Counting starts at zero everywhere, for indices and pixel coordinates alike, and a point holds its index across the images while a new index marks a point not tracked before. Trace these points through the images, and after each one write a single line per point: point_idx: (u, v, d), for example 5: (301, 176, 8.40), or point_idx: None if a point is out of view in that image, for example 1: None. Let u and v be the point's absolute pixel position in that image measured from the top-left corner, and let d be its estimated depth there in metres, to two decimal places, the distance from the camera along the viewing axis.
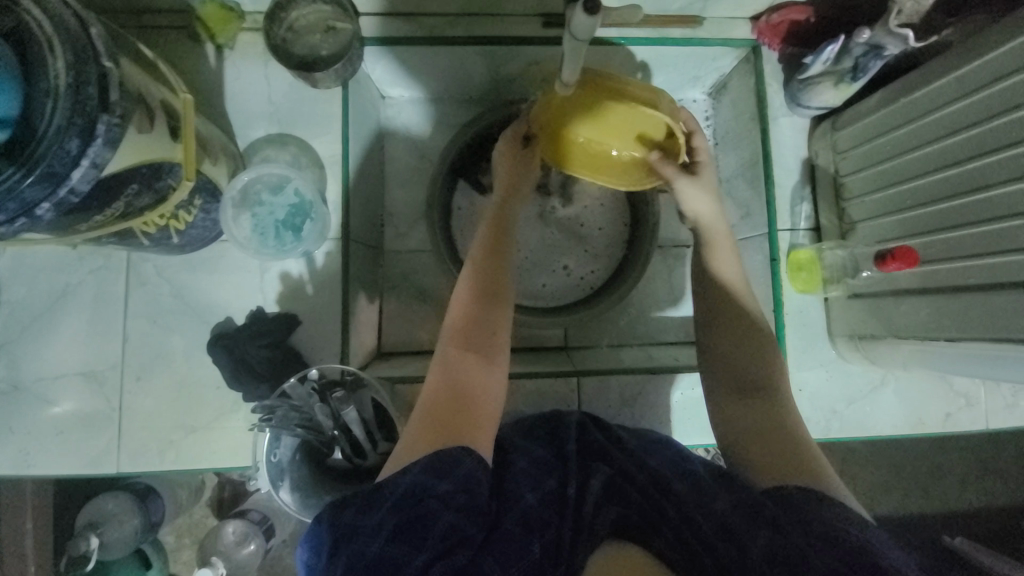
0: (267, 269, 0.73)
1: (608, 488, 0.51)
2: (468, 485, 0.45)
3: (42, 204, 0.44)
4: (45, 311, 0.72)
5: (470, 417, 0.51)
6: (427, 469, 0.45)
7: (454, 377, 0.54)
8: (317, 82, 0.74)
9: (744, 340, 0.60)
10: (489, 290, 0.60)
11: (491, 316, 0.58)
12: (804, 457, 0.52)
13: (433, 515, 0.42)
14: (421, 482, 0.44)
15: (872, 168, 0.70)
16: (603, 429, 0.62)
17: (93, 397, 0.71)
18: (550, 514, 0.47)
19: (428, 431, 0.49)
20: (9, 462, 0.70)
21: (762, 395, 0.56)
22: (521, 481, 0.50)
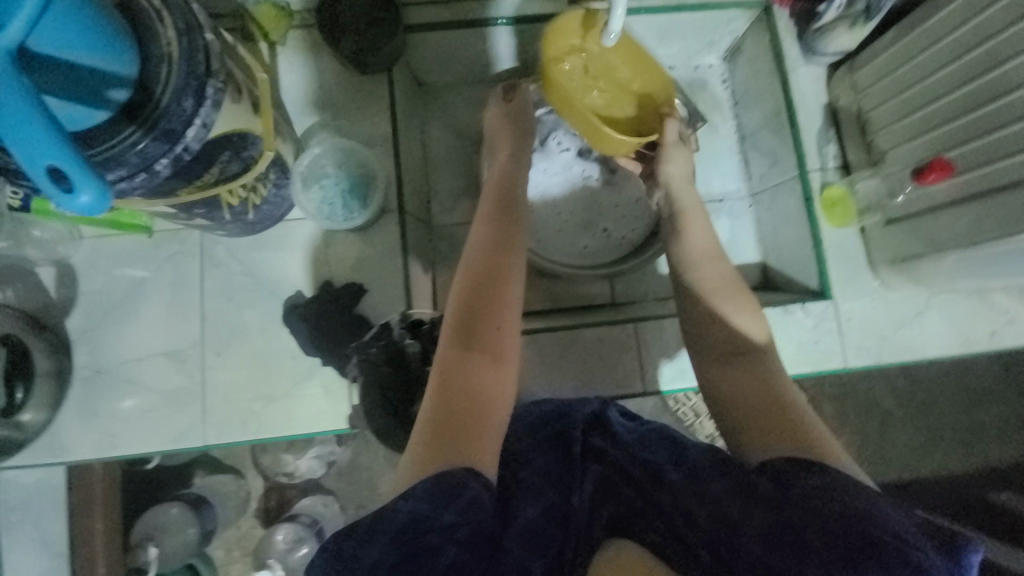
0: (331, 243, 0.77)
1: (601, 486, 0.51)
2: (474, 512, 0.43)
3: (161, 159, 0.48)
4: (122, 299, 0.75)
5: (474, 425, 0.49)
6: (428, 494, 0.43)
7: (459, 382, 0.51)
8: (366, 68, 0.79)
9: (731, 306, 0.59)
10: (491, 289, 0.56)
11: (494, 317, 0.55)
12: (803, 430, 0.49)
13: (436, 549, 0.41)
14: (422, 514, 0.42)
15: (897, 98, 0.74)
16: (601, 425, 0.58)
17: (176, 375, 0.74)
18: (552, 529, 0.48)
19: (430, 445, 0.47)
20: (96, 445, 0.73)
21: (745, 368, 0.55)
22: (525, 495, 0.50)
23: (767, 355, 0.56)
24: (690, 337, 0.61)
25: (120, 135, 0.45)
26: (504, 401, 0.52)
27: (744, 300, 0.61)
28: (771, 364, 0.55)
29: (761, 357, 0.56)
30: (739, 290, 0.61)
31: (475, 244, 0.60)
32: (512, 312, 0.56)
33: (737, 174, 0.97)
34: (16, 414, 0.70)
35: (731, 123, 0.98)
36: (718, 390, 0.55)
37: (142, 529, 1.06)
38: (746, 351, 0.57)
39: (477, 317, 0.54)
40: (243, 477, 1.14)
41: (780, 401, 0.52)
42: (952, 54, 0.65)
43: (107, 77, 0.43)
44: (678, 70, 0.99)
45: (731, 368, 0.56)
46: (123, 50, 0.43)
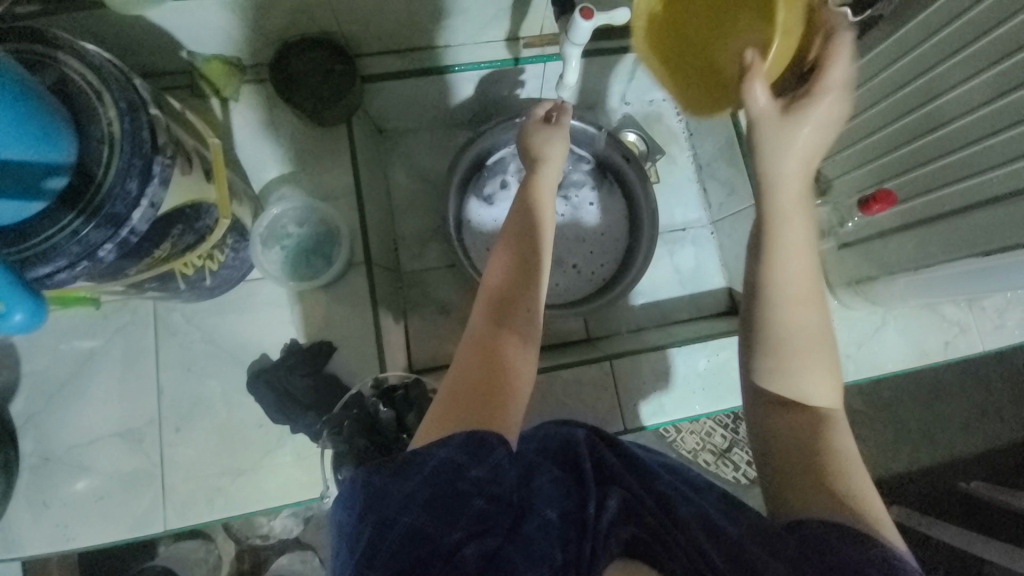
0: (296, 302, 0.74)
1: (624, 506, 0.45)
2: (501, 478, 0.40)
3: (104, 245, 0.45)
4: (69, 378, 0.70)
5: (501, 392, 0.46)
6: (462, 445, 0.41)
7: (487, 348, 0.50)
8: (324, 120, 0.78)
9: (808, 361, 0.50)
10: (520, 272, 0.55)
11: (523, 298, 0.54)
12: (853, 496, 0.44)
13: (462, 500, 0.38)
14: (457, 459, 0.39)
15: (839, 130, 0.79)
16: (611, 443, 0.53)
17: (132, 456, 0.69)
18: (571, 535, 0.40)
19: (454, 408, 0.45)
20: (44, 540, 0.67)
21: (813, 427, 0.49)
22: (541, 492, 0.43)
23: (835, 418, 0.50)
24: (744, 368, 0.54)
25: (60, 223, 0.42)
26: (528, 378, 0.50)
27: (823, 359, 0.51)
28: (838, 429, 0.49)
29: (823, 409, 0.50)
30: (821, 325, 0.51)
31: (505, 233, 0.60)
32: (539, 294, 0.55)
33: (698, 201, 1.00)
34: None
35: (687, 153, 1.02)
36: (766, 435, 0.51)
37: None
38: (806, 403, 0.50)
39: (503, 297, 0.54)
40: (212, 541, 1.08)
41: (827, 453, 0.47)
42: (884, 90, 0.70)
43: (43, 168, 0.41)
44: (633, 106, 1.02)
45: (785, 417, 0.50)
46: (60, 136, 0.41)
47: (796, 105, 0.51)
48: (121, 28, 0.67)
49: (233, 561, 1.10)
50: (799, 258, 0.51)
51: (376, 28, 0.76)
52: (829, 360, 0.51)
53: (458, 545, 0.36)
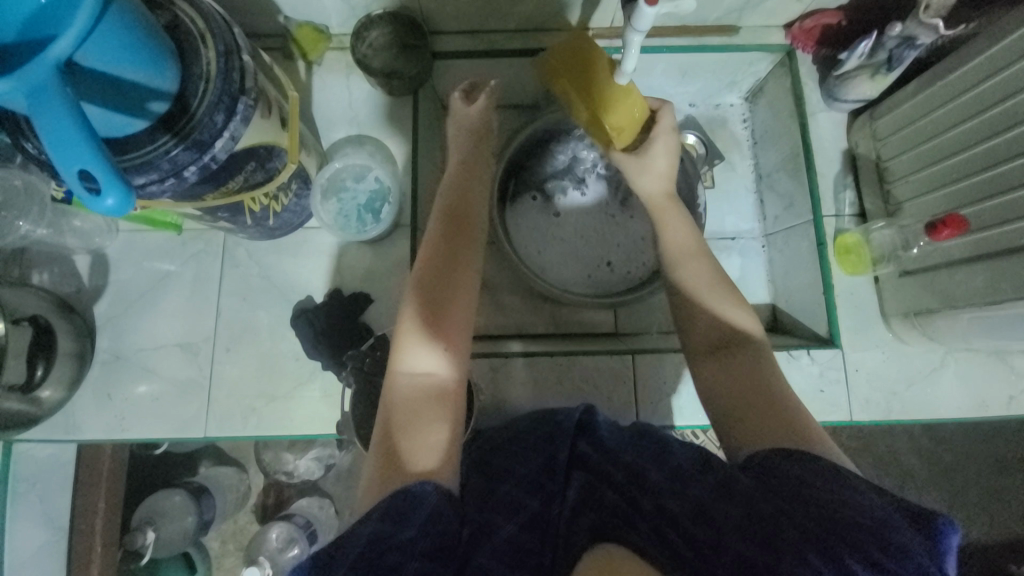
0: (344, 254, 0.81)
1: (583, 493, 0.50)
2: (432, 526, 0.42)
3: (190, 166, 0.52)
4: (147, 290, 0.80)
5: (424, 441, 0.49)
6: (388, 515, 0.42)
7: (406, 401, 0.51)
8: (392, 90, 0.84)
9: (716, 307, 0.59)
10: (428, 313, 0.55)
11: (439, 335, 0.54)
12: (791, 420, 0.50)
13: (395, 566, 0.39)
14: (381, 532, 0.41)
15: (917, 148, 0.73)
16: (586, 432, 0.57)
17: (187, 366, 0.78)
18: (533, 540, 0.46)
19: (385, 470, 0.47)
20: (106, 426, 0.77)
21: (736, 360, 0.56)
22: (501, 511, 0.49)
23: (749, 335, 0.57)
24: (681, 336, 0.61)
25: (156, 143, 0.49)
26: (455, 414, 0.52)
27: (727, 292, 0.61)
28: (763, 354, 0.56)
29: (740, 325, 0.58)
30: (702, 260, 0.63)
31: (420, 266, 0.58)
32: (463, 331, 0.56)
33: (752, 211, 0.96)
34: (39, 391, 0.73)
35: (748, 162, 0.98)
36: (711, 390, 0.55)
37: (142, 513, 1.06)
38: (730, 339, 0.57)
39: (423, 344, 0.54)
40: (245, 472, 1.18)
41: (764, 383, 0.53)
42: (975, 104, 0.64)
43: (148, 98, 0.48)
44: (698, 108, 0.99)
45: (714, 366, 0.56)
46: (164, 67, 0.48)
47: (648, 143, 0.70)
48: None
49: (260, 493, 1.19)
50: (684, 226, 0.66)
51: (452, 8, 0.80)
52: (731, 295, 0.60)
53: None
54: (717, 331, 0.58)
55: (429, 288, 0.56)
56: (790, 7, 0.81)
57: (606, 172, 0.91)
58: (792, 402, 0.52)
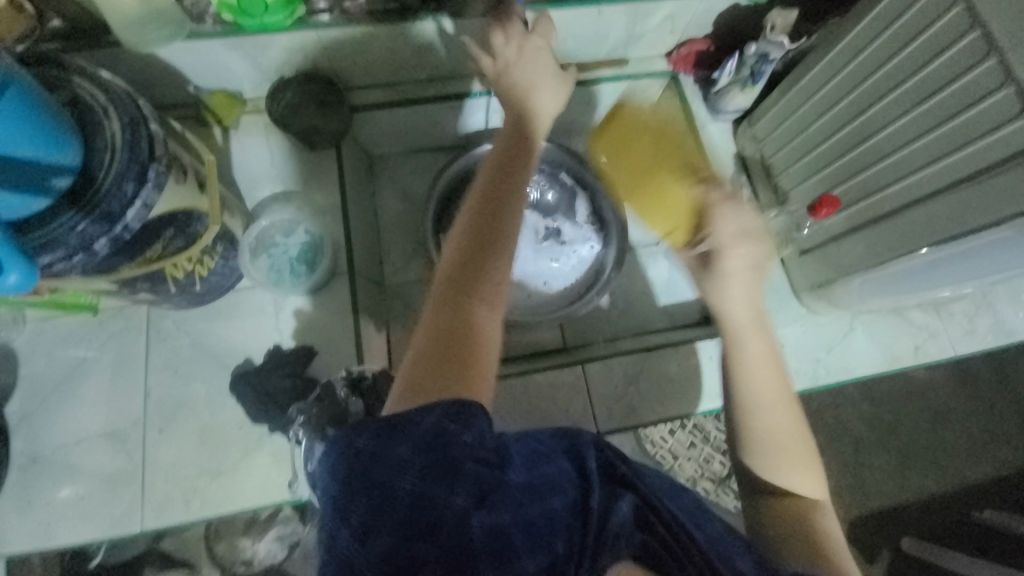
0: (282, 309, 0.79)
1: (633, 514, 0.46)
2: (489, 443, 0.41)
3: (100, 239, 0.51)
4: (63, 380, 0.74)
5: (468, 351, 0.48)
6: (449, 414, 0.40)
7: (455, 305, 0.50)
8: (314, 145, 0.86)
9: (791, 455, 0.56)
10: (487, 219, 0.53)
11: (496, 249, 0.52)
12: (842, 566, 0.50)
13: (457, 469, 0.38)
14: (444, 428, 0.39)
15: (791, 144, 0.84)
16: (621, 453, 0.52)
17: (115, 456, 0.71)
18: (573, 532, 0.42)
19: (427, 369, 0.46)
20: (26, 538, 0.69)
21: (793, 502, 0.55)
22: (546, 484, 0.44)
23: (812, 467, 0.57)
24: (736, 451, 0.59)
25: (61, 219, 0.48)
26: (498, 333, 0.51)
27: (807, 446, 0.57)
28: (826, 516, 0.55)
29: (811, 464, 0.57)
30: (775, 380, 0.58)
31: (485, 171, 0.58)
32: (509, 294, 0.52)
33: None
34: None
35: None
36: (757, 516, 0.56)
37: None
38: (792, 490, 0.56)
39: (464, 286, 0.51)
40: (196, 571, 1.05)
41: (812, 528, 0.54)
42: (841, 96, 0.73)
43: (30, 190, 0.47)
44: None
45: (773, 502, 0.56)
46: (67, 141, 0.47)
47: (710, 262, 0.59)
48: (139, 66, 0.76)
49: None
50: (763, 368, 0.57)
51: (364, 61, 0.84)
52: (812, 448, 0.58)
53: (465, 513, 0.38)
54: (783, 461, 0.56)
55: (482, 231, 0.53)
56: (666, 39, 0.93)
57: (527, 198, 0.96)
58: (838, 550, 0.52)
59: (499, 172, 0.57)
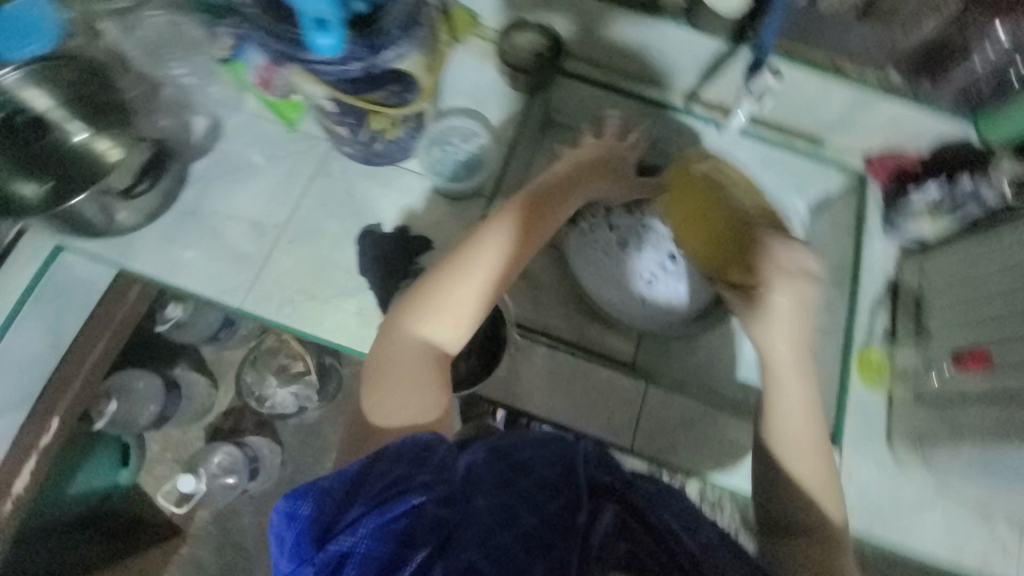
0: (423, 200, 0.87)
1: (616, 523, 0.54)
2: (443, 473, 0.53)
3: (356, 61, 0.62)
4: (243, 166, 0.86)
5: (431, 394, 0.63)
6: (410, 454, 0.53)
7: (419, 366, 0.63)
8: (515, 83, 0.94)
9: (825, 485, 0.62)
10: (463, 301, 0.64)
11: (464, 323, 0.65)
12: None
13: (415, 516, 0.49)
14: (404, 476, 0.51)
15: (959, 290, 0.81)
16: (608, 466, 0.59)
17: (251, 240, 0.83)
18: (554, 537, 0.52)
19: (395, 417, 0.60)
20: (157, 264, 0.82)
21: (806, 545, 0.60)
22: (527, 503, 0.55)
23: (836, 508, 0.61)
24: (761, 496, 0.65)
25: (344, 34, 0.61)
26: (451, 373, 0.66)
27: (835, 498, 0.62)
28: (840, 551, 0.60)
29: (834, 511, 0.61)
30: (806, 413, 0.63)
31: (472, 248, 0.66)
32: (472, 309, 0.64)
33: None
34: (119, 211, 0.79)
35: None
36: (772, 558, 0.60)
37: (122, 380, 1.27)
38: (826, 519, 0.61)
39: (431, 355, 0.64)
40: None
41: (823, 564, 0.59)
42: None
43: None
44: None
45: (787, 538, 0.61)
46: None
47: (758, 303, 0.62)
48: None
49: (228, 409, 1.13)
50: (801, 410, 0.63)
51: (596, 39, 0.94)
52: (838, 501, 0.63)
53: (427, 562, 0.48)
54: (807, 503, 0.62)
55: (450, 310, 0.63)
56: (873, 140, 0.93)
57: None
58: None
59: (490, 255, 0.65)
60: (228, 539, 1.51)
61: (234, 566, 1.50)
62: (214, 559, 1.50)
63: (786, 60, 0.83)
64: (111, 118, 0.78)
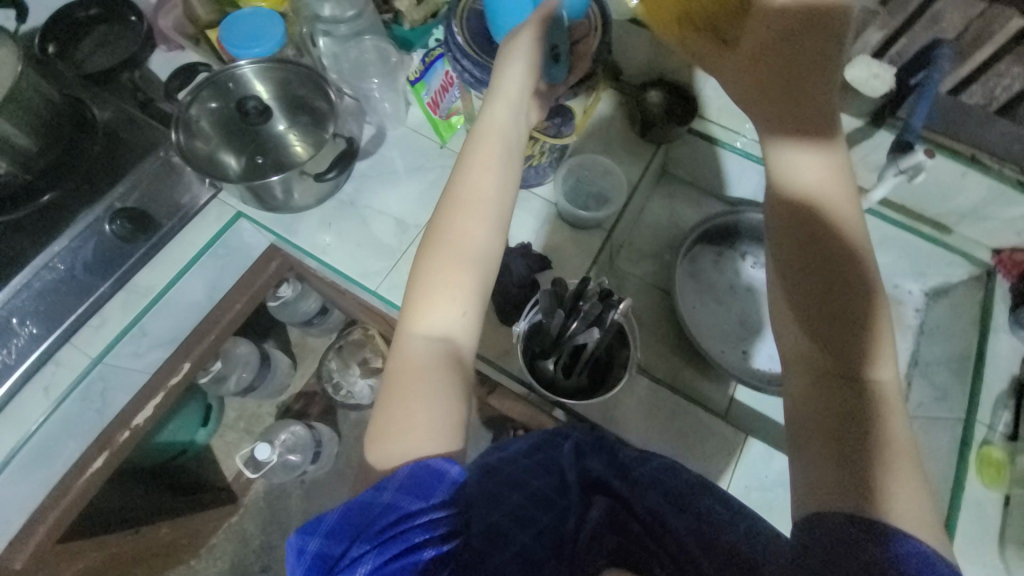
0: (547, 224, 0.94)
1: (608, 518, 0.57)
2: (453, 501, 0.47)
3: (540, 94, 0.75)
4: (396, 170, 0.97)
5: (406, 385, 0.55)
6: (412, 478, 0.47)
7: (413, 357, 0.56)
8: (646, 134, 0.99)
9: (902, 470, 0.46)
10: (420, 289, 0.59)
11: (428, 308, 0.58)
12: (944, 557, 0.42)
13: (419, 548, 0.45)
14: (400, 505, 0.46)
15: None
16: (608, 460, 0.65)
17: (394, 235, 0.93)
18: (547, 553, 0.52)
19: (397, 423, 0.53)
20: (313, 243, 0.93)
21: (879, 487, 0.45)
22: (511, 518, 0.54)
23: (885, 420, 0.47)
24: (846, 468, 0.46)
25: None
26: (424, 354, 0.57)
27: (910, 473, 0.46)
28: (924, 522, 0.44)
29: (874, 414, 0.47)
30: (863, 331, 0.49)
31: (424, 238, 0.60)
32: (474, 273, 0.58)
33: None
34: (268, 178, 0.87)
35: (908, 346, 0.98)
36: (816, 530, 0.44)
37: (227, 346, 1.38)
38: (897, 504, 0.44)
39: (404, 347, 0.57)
40: None
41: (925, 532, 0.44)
42: None
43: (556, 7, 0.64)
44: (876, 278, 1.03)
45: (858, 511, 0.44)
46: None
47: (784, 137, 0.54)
48: None
49: None
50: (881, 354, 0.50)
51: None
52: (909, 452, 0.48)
53: None
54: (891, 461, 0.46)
55: (416, 301, 0.58)
56: (1007, 236, 0.92)
57: None
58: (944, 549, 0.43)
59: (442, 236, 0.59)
60: (276, 516, 1.57)
61: (275, 546, 1.54)
62: (258, 534, 1.55)
63: (932, 148, 0.84)
64: (305, 115, 0.92)
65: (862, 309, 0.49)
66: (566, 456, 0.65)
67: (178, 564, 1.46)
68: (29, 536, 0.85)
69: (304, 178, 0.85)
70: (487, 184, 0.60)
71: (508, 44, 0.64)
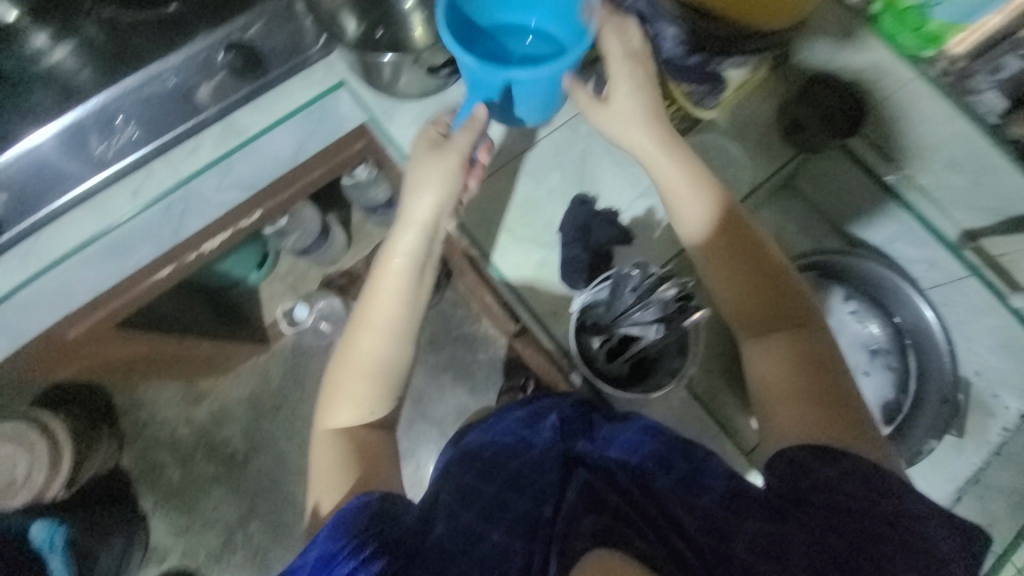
0: (644, 196, 0.86)
1: (584, 496, 0.60)
2: (385, 522, 0.58)
3: None
4: None
5: (332, 463, 0.70)
6: (346, 517, 0.58)
7: (328, 444, 0.71)
8: (793, 135, 0.88)
9: (825, 377, 0.65)
10: (336, 384, 0.74)
11: (340, 397, 0.73)
12: (857, 427, 0.63)
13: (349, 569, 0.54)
14: (331, 546, 0.56)
15: None
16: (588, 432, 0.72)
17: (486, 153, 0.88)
18: (523, 531, 0.58)
19: (324, 492, 0.68)
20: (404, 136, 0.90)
21: (815, 401, 0.64)
22: (493, 517, 0.60)
23: (808, 349, 0.67)
24: (794, 405, 0.64)
25: None
26: (347, 429, 0.72)
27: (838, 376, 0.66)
28: (851, 407, 0.64)
29: (807, 351, 0.67)
30: (763, 290, 0.70)
31: (339, 349, 0.76)
32: (363, 387, 0.73)
33: (940, 499, 0.87)
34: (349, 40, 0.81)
35: (976, 460, 0.89)
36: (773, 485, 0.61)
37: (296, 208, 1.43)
38: (833, 400, 0.64)
39: (328, 433, 0.73)
40: None
41: (849, 413, 0.63)
42: None
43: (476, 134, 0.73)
44: (979, 379, 0.90)
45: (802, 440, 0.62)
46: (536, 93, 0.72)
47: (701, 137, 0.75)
48: None
49: None
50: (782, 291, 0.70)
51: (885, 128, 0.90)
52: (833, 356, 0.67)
53: None
54: (821, 379, 0.65)
55: (333, 391, 0.74)
56: None
57: (879, 345, 0.90)
58: (862, 411, 0.64)
59: (349, 348, 0.74)
60: (297, 368, 1.70)
61: (287, 393, 1.68)
62: (278, 377, 1.70)
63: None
64: None
65: (760, 275, 0.71)
66: (549, 433, 0.72)
67: (207, 377, 1.64)
68: (105, 303, 1.00)
69: (416, 66, 0.81)
70: (391, 310, 0.74)
71: (433, 166, 0.73)
